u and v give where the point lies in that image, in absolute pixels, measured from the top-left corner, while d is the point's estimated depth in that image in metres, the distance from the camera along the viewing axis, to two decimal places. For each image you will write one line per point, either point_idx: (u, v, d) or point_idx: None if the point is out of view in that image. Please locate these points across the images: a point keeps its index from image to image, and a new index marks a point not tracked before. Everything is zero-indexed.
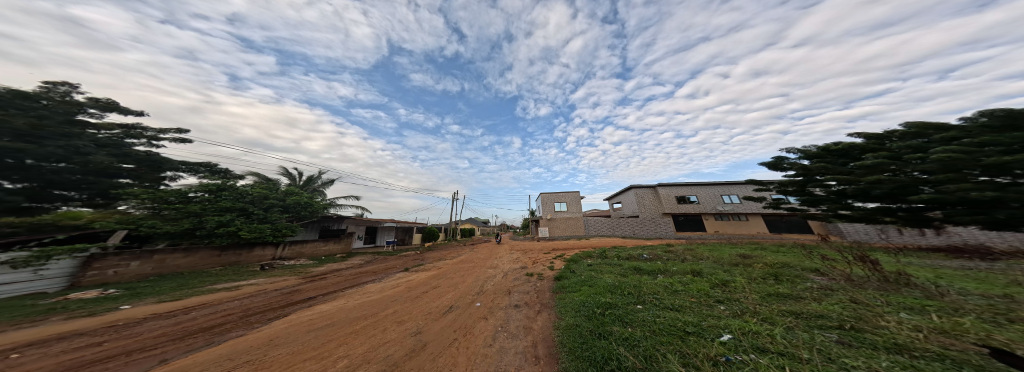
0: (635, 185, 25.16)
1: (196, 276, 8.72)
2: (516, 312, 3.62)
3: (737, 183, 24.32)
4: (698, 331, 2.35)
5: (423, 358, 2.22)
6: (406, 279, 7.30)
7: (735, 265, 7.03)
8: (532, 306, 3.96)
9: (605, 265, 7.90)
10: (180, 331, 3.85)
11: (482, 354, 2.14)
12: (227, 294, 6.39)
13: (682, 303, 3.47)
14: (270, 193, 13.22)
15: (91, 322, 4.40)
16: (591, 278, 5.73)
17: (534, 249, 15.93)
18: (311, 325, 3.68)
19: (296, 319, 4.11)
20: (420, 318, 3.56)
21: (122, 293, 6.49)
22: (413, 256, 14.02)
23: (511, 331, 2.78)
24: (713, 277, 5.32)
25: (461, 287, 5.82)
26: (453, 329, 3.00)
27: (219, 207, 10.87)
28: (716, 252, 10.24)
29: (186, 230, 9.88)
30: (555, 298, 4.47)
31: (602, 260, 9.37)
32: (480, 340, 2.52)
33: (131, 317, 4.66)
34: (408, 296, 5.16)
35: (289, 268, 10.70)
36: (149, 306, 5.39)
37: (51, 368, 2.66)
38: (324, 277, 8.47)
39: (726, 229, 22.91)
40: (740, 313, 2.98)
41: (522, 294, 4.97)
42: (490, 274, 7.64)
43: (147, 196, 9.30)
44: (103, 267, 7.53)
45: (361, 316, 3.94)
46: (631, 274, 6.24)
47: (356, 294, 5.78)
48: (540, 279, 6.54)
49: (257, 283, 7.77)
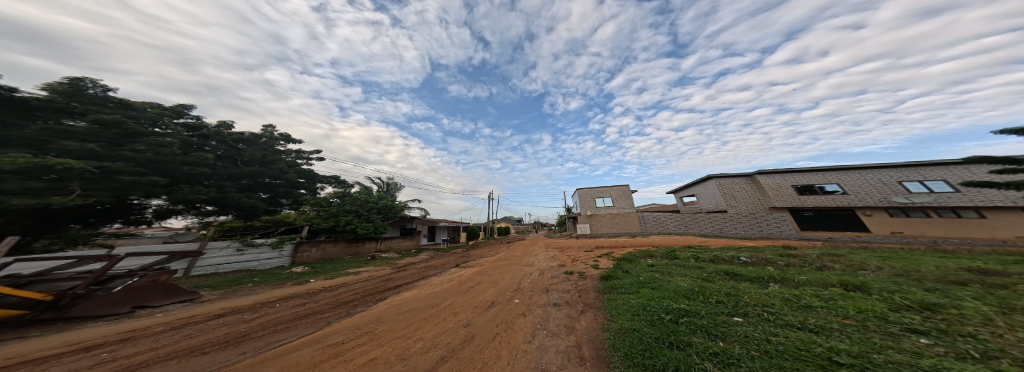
0: (717, 173, 19.72)
1: (340, 262, 12.19)
2: (556, 310, 3.25)
3: (926, 167, 15.82)
4: (860, 363, 1.45)
5: (471, 349, 2.25)
6: (458, 274, 7.79)
7: (952, 284, 4.14)
8: (573, 305, 3.46)
9: (673, 267, 6.23)
10: (336, 301, 5.38)
11: (523, 351, 1.98)
12: (355, 277, 8.66)
13: (821, 323, 2.26)
14: (369, 197, 16.97)
15: (299, 287, 6.80)
16: (652, 279, 4.61)
17: (572, 245, 14.57)
18: (400, 308, 4.45)
19: (392, 301, 5.13)
20: (465, 311, 3.71)
21: (309, 270, 9.69)
22: (461, 253, 15.05)
23: (551, 329, 2.51)
24: (898, 297, 3.21)
25: (501, 283, 5.76)
26: (495, 323, 2.97)
27: (345, 209, 15.17)
28: (895, 261, 6.30)
29: (331, 227, 14.28)
30: (598, 297, 3.89)
31: (668, 261, 7.45)
32: (521, 337, 2.35)
33: (317, 286, 7.00)
34: (459, 290, 5.48)
35: (386, 259, 13.55)
36: (324, 281, 7.82)
37: (287, 316, 4.24)
38: (406, 268, 10.34)
39: (921, 231, 14.21)
40: (972, 354, 1.66)
41: (561, 292, 4.44)
42: (527, 270, 7.34)
43: (314, 202, 13.94)
44: (303, 250, 11.94)
45: (429, 305, 4.45)
46: (718, 280, 4.63)
47: (425, 284, 6.69)
48: (582, 276, 5.91)
49: (370, 270, 10.04)
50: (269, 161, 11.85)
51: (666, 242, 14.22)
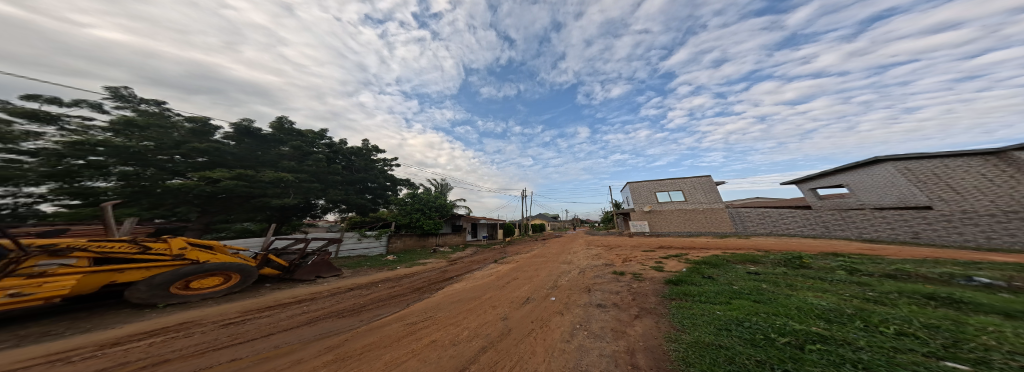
0: (887, 156, 13.69)
1: (414, 254, 13.89)
2: (599, 311, 2.69)
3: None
4: None
5: (507, 343, 2.09)
6: (497, 269, 7.72)
7: None
8: (625, 308, 2.78)
9: (790, 278, 4.57)
10: (414, 287, 6.32)
11: (559, 349, 1.70)
12: (423, 267, 10.06)
13: None
14: (432, 197, 18.13)
15: (395, 272, 8.47)
16: (757, 293, 3.42)
17: (625, 244, 12.84)
18: (453, 298, 4.73)
19: (449, 291, 5.57)
20: (502, 305, 3.58)
21: (396, 259, 11.90)
22: (499, 250, 14.72)
23: (592, 330, 2.09)
24: None
25: (536, 280, 5.30)
26: (531, 319, 2.70)
27: (414, 207, 16.91)
28: None
29: (405, 223, 16.24)
30: (662, 305, 3.00)
31: (779, 269, 5.61)
32: (558, 335, 2.04)
33: (406, 272, 8.55)
34: (496, 285, 5.33)
35: (445, 253, 15.09)
36: (409, 268, 9.41)
37: (385, 295, 5.29)
38: (458, 261, 11.19)
39: None
40: None
41: (607, 294, 3.67)
42: (564, 268, 6.60)
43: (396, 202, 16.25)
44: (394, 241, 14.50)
45: (474, 297, 4.50)
46: (879, 299, 3.02)
47: (470, 278, 6.91)
48: (642, 280, 4.80)
49: (435, 262, 11.42)
50: (369, 169, 15.03)
51: (779, 245, 10.75)
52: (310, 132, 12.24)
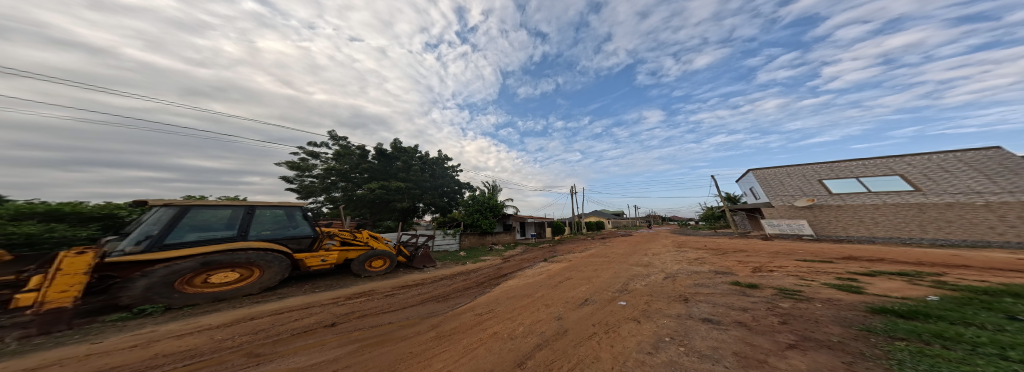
0: None
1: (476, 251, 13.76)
2: (701, 329, 1.85)
3: None
4: None
5: (563, 343, 1.69)
6: (548, 266, 6.82)
7: None
8: (743, 327, 1.93)
9: None
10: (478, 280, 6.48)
11: (636, 359, 1.24)
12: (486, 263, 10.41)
13: None
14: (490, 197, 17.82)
15: (469, 267, 9.15)
16: None
17: (760, 254, 8.43)
18: (506, 293, 4.43)
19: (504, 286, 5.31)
20: (554, 304, 2.96)
21: (464, 255, 12.54)
22: (547, 249, 12.86)
23: (691, 347, 1.46)
24: None
25: (596, 281, 4.31)
26: (593, 321, 2.16)
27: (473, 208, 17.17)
28: None
29: (468, 223, 16.71)
30: (867, 348, 1.48)
31: None
32: (632, 342, 1.53)
33: (475, 267, 9.09)
34: (547, 283, 4.59)
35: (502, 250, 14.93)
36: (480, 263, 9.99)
37: (459, 287, 5.63)
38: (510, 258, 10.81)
39: None
40: None
41: (708, 309, 2.52)
42: (636, 273, 5.10)
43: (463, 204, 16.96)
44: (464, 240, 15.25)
45: (525, 294, 4.00)
46: None
47: (519, 275, 6.33)
48: (814, 304, 2.67)
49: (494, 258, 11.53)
50: (444, 176, 18.41)
51: None
52: (410, 148, 16.81)
